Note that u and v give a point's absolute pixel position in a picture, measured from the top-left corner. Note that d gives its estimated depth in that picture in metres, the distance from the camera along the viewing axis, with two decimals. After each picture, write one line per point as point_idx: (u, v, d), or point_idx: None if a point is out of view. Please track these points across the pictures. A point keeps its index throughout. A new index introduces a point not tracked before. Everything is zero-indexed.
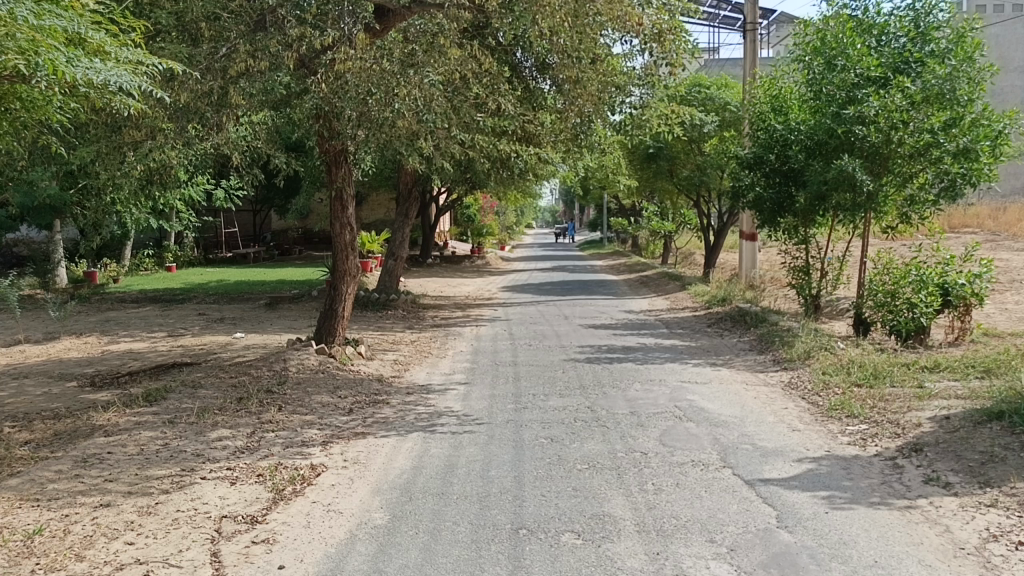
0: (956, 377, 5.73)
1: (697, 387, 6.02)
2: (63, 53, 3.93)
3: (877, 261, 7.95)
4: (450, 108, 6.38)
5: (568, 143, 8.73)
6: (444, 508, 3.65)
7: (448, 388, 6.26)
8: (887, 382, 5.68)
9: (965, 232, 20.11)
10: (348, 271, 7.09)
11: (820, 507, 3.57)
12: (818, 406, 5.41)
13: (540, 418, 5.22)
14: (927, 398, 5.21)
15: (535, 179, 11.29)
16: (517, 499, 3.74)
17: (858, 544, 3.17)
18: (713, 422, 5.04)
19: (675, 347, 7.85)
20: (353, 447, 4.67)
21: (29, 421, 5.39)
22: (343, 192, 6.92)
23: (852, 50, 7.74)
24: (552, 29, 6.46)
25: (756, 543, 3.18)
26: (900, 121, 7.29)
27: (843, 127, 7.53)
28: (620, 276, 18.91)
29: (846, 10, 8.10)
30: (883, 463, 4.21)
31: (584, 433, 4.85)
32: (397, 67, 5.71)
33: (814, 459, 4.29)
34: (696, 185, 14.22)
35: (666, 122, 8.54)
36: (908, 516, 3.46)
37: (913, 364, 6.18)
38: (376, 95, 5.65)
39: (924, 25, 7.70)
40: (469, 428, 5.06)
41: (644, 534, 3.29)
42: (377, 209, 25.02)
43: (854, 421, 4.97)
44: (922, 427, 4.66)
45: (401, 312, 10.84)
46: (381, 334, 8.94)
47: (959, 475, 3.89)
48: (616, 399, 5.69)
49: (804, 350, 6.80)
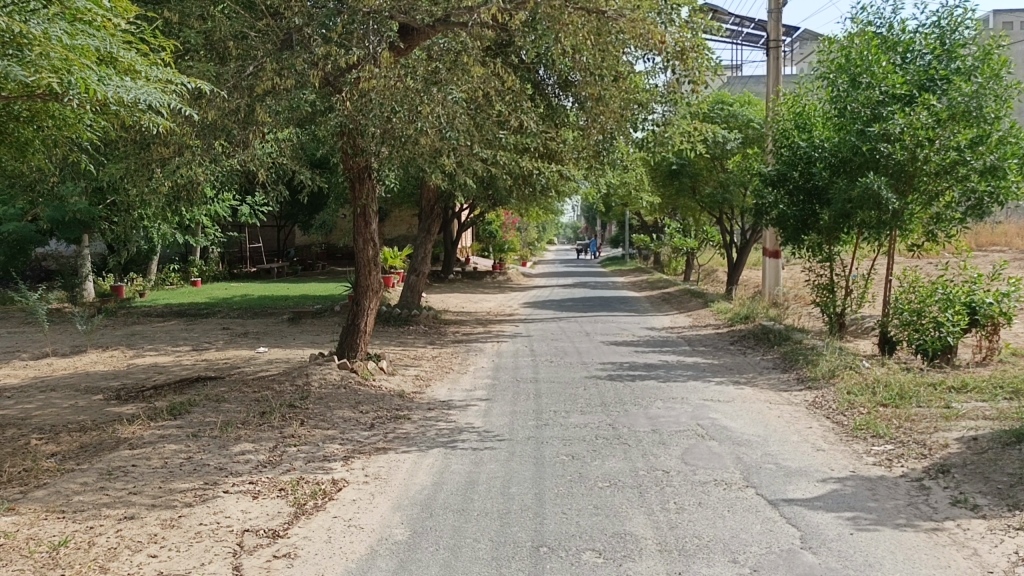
0: (984, 397, 5.65)
1: (720, 405, 5.98)
2: (96, 72, 4.01)
3: (902, 279, 7.90)
4: (472, 125, 6.45)
5: (590, 160, 8.75)
6: (465, 525, 3.64)
7: (469, 404, 6.27)
8: (914, 402, 5.61)
9: (993, 250, 19.83)
10: (370, 286, 7.12)
11: (844, 528, 3.53)
12: (842, 426, 5.34)
13: (561, 435, 5.21)
14: (954, 418, 5.14)
15: (557, 196, 11.34)
16: (538, 516, 3.73)
17: (883, 566, 3.13)
18: (736, 441, 5.01)
19: (697, 365, 7.81)
20: (374, 463, 4.69)
21: (55, 433, 5.46)
22: (367, 209, 6.97)
23: (878, 68, 7.68)
24: (575, 47, 6.53)
25: (780, 564, 3.15)
26: (926, 138, 7.27)
27: (868, 145, 7.51)
28: (643, 293, 18.85)
29: (870, 27, 8.07)
30: (910, 484, 4.15)
31: (606, 451, 4.83)
32: (421, 85, 5.79)
33: (839, 480, 4.24)
34: (719, 203, 14.19)
35: (688, 139, 8.55)
36: (935, 539, 3.41)
37: (940, 383, 6.10)
38: (401, 113, 5.71)
39: (950, 42, 7.65)
40: (490, 444, 5.07)
41: (666, 554, 3.26)
42: (400, 225, 25.21)
43: (879, 441, 4.91)
44: (949, 447, 4.60)
45: (423, 328, 10.88)
46: (403, 349, 8.98)
47: (988, 497, 3.83)
48: (638, 417, 5.66)
49: (829, 368, 6.75)
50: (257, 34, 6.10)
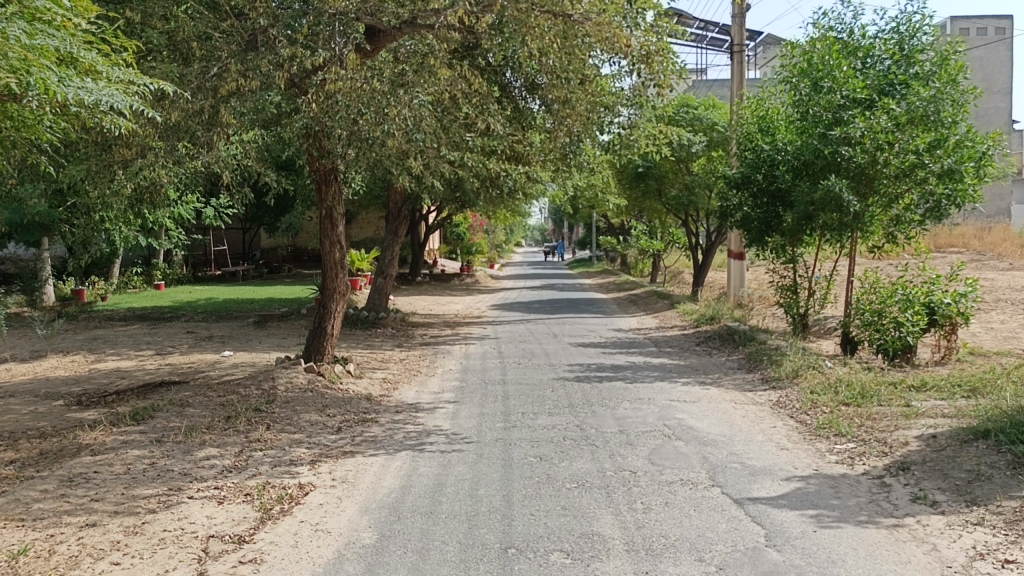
0: (943, 396, 5.77)
1: (686, 406, 6.04)
2: (55, 73, 3.95)
3: (863, 280, 8.04)
4: (439, 128, 6.45)
5: (557, 163, 8.80)
6: (433, 528, 3.64)
7: (437, 407, 6.26)
8: (875, 401, 5.71)
9: (951, 252, 20.27)
10: (336, 289, 7.08)
11: (808, 526, 3.59)
12: (806, 425, 5.42)
13: (529, 437, 5.23)
14: (913, 416, 5.24)
15: (524, 198, 11.37)
16: (506, 518, 3.74)
17: (845, 562, 3.18)
18: (702, 441, 5.06)
19: (664, 366, 7.88)
20: (341, 467, 4.66)
21: (14, 440, 5.35)
22: (333, 211, 6.93)
23: (839, 72, 7.84)
24: (541, 50, 6.57)
25: (745, 562, 3.19)
26: (885, 142, 7.42)
27: (829, 148, 7.65)
28: (610, 294, 18.99)
29: (831, 32, 8.21)
30: (871, 481, 4.23)
31: (574, 452, 4.86)
32: (387, 87, 5.77)
33: (802, 478, 4.31)
34: (684, 205, 14.33)
35: (654, 142, 8.63)
36: (895, 535, 3.47)
37: (900, 382, 6.21)
38: (367, 114, 5.70)
39: (908, 48, 7.79)
40: (458, 447, 5.06)
41: (633, 553, 3.29)
42: (367, 227, 25.08)
43: (842, 439, 4.99)
44: (909, 445, 4.69)
45: (390, 331, 10.84)
46: (371, 352, 8.93)
47: (946, 494, 3.91)
48: (605, 418, 5.70)
49: (793, 368, 6.85)
50: (221, 35, 6.06)
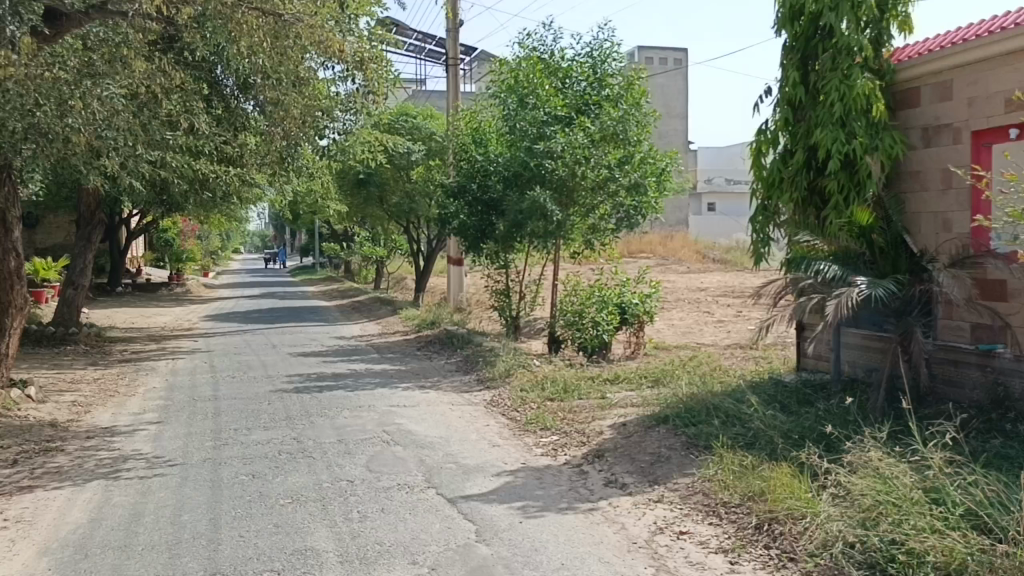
0: (632, 387, 6.41)
1: (405, 411, 6.11)
2: None
3: (566, 284, 8.68)
4: (136, 124, 5.93)
5: (272, 166, 8.49)
6: (126, 563, 3.32)
7: (137, 429, 5.73)
8: (576, 395, 6.19)
9: (642, 257, 22.66)
10: (12, 303, 6.19)
11: (515, 518, 3.79)
12: (516, 421, 5.73)
13: (241, 454, 4.97)
14: (608, 408, 5.76)
15: (238, 203, 10.83)
16: (212, 543, 3.52)
17: (547, 549, 3.41)
18: (419, 444, 5.14)
19: (385, 372, 7.91)
20: (14, 505, 4.09)
21: None
22: (5, 214, 6.08)
23: (541, 91, 8.39)
24: (251, 48, 6.30)
25: (456, 559, 3.29)
26: (582, 157, 8.05)
27: (535, 161, 8.13)
28: (333, 302, 18.71)
29: (535, 53, 8.74)
30: (571, 470, 4.58)
31: (289, 466, 4.70)
32: (71, 77, 5.22)
33: (511, 472, 4.55)
34: (405, 212, 14.53)
35: (370, 150, 8.65)
36: (591, 519, 3.79)
37: (597, 377, 6.80)
38: (47, 106, 5.11)
39: (601, 71, 8.53)
40: (159, 471, 4.67)
41: (347, 565, 3.25)
42: (56, 233, 22.38)
43: (547, 433, 5.35)
44: (604, 434, 5.14)
45: (83, 348, 9.76)
46: (57, 373, 7.96)
47: (633, 476, 4.34)
48: (323, 429, 5.58)
49: (505, 368, 7.21)
50: None
